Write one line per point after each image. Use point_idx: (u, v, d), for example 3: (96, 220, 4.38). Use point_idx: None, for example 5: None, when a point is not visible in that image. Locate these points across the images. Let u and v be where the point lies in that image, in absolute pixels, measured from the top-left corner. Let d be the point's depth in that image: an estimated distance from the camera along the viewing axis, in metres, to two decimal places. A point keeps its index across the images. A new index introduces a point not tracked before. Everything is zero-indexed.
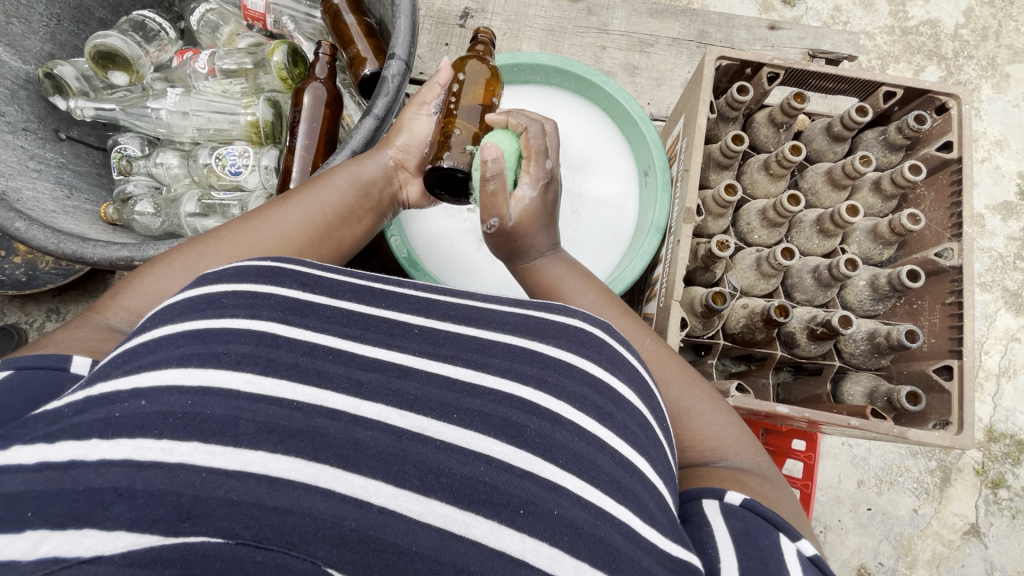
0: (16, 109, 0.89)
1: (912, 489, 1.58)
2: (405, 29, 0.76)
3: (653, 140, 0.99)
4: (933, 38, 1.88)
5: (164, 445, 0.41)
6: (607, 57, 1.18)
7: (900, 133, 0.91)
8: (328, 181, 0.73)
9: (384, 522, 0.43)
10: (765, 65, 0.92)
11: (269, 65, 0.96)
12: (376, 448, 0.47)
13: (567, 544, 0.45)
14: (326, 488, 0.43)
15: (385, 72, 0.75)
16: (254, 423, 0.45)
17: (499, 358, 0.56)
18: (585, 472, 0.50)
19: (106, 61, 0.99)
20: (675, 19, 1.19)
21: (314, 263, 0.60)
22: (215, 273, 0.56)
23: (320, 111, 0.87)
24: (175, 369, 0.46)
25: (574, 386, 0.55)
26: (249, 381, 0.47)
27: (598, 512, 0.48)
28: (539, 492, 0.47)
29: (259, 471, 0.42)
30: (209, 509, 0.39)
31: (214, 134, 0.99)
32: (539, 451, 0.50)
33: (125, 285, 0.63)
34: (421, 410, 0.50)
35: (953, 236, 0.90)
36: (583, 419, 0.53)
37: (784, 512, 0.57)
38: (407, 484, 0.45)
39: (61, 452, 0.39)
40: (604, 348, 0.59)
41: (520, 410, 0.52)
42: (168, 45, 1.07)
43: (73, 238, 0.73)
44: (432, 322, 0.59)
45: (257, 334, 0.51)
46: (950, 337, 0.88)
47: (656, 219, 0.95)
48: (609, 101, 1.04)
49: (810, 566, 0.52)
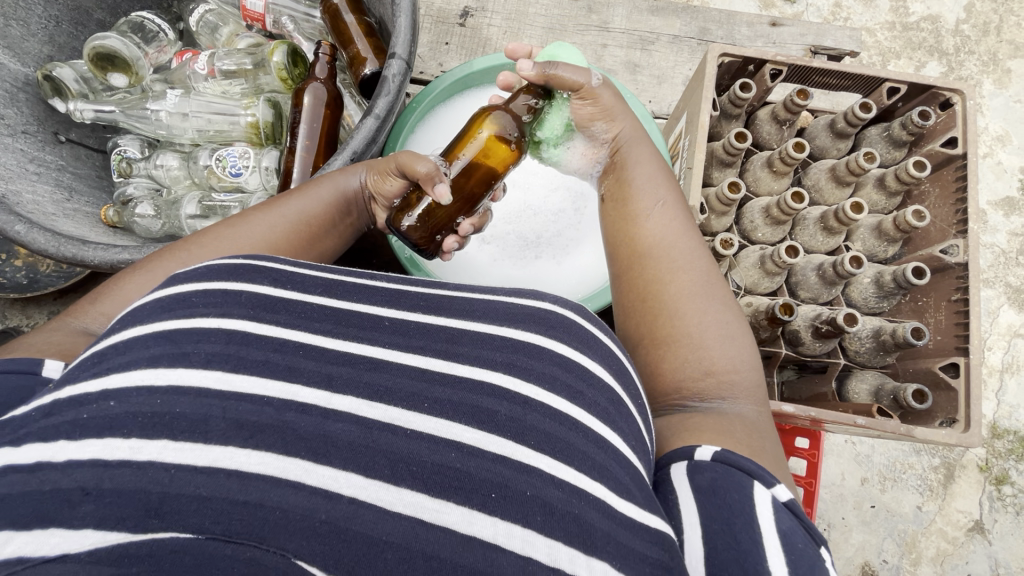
0: (15, 111, 0.89)
1: (915, 486, 1.57)
2: (406, 29, 0.76)
3: (656, 138, 0.99)
4: (934, 34, 1.87)
5: (132, 445, 0.41)
6: (608, 54, 1.18)
7: (904, 128, 0.91)
8: (308, 190, 0.73)
9: (354, 513, 0.42)
10: (767, 62, 0.92)
11: (269, 66, 0.95)
12: (346, 439, 0.46)
13: (540, 524, 0.44)
14: (297, 481, 0.42)
15: (385, 72, 0.75)
16: (224, 419, 0.44)
17: (467, 346, 0.57)
18: (558, 452, 0.49)
19: (106, 63, 0.98)
20: (676, 16, 1.18)
21: (283, 261, 0.61)
22: (185, 274, 0.57)
23: (320, 110, 0.87)
24: (144, 369, 0.46)
25: (544, 367, 0.55)
26: (218, 379, 0.47)
27: (572, 490, 0.47)
28: (512, 474, 0.47)
29: (228, 467, 0.41)
30: (177, 505, 0.38)
31: (215, 135, 0.98)
32: (510, 435, 0.49)
33: (105, 291, 0.63)
34: (390, 402, 0.50)
35: (959, 233, 0.90)
36: (554, 399, 0.52)
37: (762, 461, 0.55)
38: (377, 474, 0.44)
39: (28, 454, 0.40)
40: (573, 328, 0.59)
41: (490, 396, 0.52)
42: (167, 46, 1.06)
43: (73, 241, 0.73)
44: (403, 312, 0.59)
45: (226, 332, 0.51)
46: (957, 334, 0.87)
47: None
48: None
49: (782, 511, 0.50)
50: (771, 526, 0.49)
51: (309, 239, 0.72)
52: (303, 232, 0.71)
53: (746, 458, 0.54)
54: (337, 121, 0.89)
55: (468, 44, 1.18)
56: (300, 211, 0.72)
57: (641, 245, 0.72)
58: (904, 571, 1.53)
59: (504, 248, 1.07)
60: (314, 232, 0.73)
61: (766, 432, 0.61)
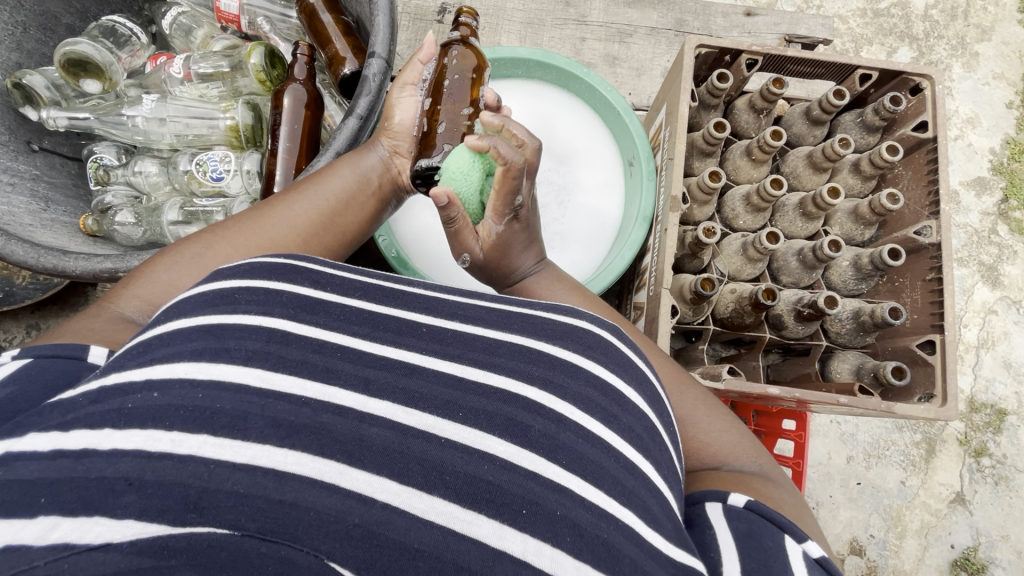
0: None
1: (899, 462, 1.62)
2: (384, 27, 0.75)
3: (636, 129, 1.00)
4: (903, 20, 1.91)
5: (174, 437, 0.44)
6: (587, 48, 1.18)
7: (876, 114, 0.93)
8: (327, 172, 0.73)
9: (387, 518, 0.44)
10: (743, 52, 0.93)
11: (246, 67, 0.94)
12: (382, 444, 0.49)
13: (569, 545, 0.47)
14: (331, 483, 0.45)
15: (365, 71, 0.75)
16: (262, 417, 0.47)
17: (506, 357, 0.59)
18: (590, 474, 0.52)
19: (78, 69, 0.96)
20: (652, 8, 1.19)
21: (322, 262, 0.63)
22: (228, 269, 0.59)
23: (300, 112, 0.86)
24: (187, 362, 0.49)
25: (580, 387, 0.57)
26: (259, 377, 0.50)
27: (601, 514, 0.50)
28: (542, 492, 0.49)
29: (266, 465, 0.44)
30: (214, 500, 0.40)
31: (194, 140, 0.97)
32: (544, 452, 0.52)
33: (137, 276, 0.64)
34: (426, 409, 0.53)
35: (931, 214, 0.92)
36: (589, 421, 0.55)
37: (784, 510, 0.60)
38: (411, 481, 0.47)
39: (76, 439, 0.42)
40: (609, 351, 0.61)
41: (525, 410, 0.54)
42: (139, 50, 1.04)
43: (53, 251, 0.72)
44: (441, 321, 0.61)
45: (267, 331, 0.54)
46: (931, 312, 0.90)
47: (642, 209, 0.96)
48: (590, 92, 1.04)
49: (816, 567, 0.54)
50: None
51: (328, 222, 0.71)
52: (321, 212, 0.71)
53: (774, 510, 0.58)
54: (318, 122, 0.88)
55: (447, 40, 1.18)
56: (321, 194, 0.71)
57: None
58: (890, 544, 1.58)
59: None
60: (332, 214, 0.72)
61: (782, 482, 0.66)
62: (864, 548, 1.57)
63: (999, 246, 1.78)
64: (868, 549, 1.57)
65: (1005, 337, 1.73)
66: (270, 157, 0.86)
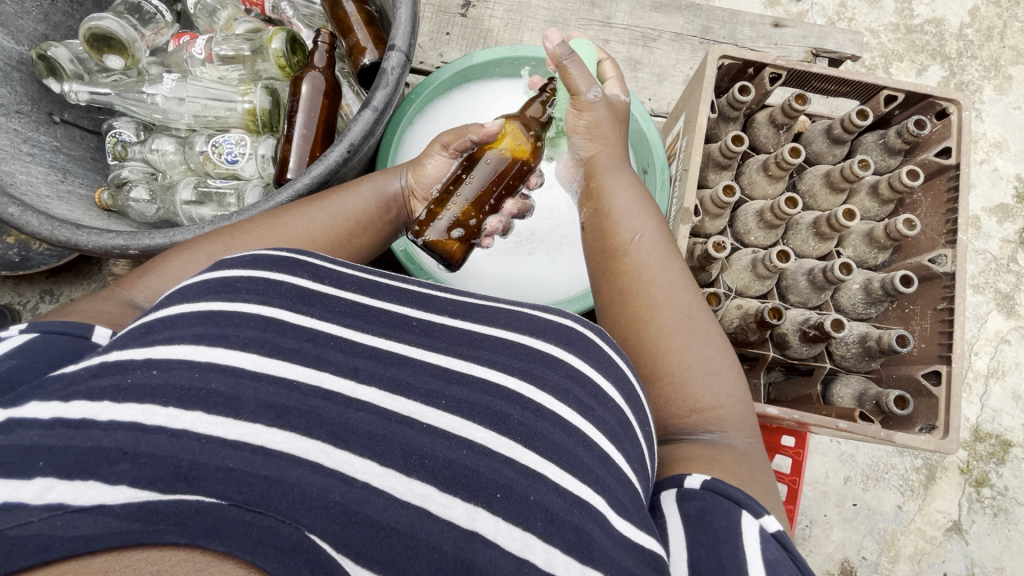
0: (8, 90, 0.88)
1: (897, 486, 1.60)
2: (405, 21, 0.75)
3: (653, 138, 0.99)
4: (937, 38, 1.87)
5: (169, 412, 0.45)
6: (609, 50, 1.17)
7: (899, 137, 0.91)
8: (352, 189, 0.75)
9: (366, 497, 0.45)
10: (767, 65, 0.91)
11: (267, 53, 0.94)
12: (366, 428, 0.50)
13: (540, 530, 0.48)
14: (316, 462, 0.46)
15: (383, 64, 0.75)
16: (255, 399, 0.48)
17: (489, 351, 0.60)
18: (564, 461, 0.52)
19: (101, 44, 0.96)
20: (679, 13, 1.18)
21: (325, 257, 0.65)
22: (233, 259, 0.60)
23: (317, 101, 0.86)
24: (187, 344, 0.50)
25: (557, 378, 0.58)
26: (253, 361, 0.51)
27: (574, 501, 0.50)
28: (517, 478, 0.50)
29: (255, 442, 0.45)
30: (204, 472, 0.42)
31: (211, 121, 0.97)
32: (520, 439, 0.53)
33: (154, 267, 0.66)
34: (411, 396, 0.54)
35: (948, 243, 0.91)
36: (567, 411, 0.56)
37: (749, 491, 0.59)
38: (392, 464, 0.48)
39: (76, 409, 0.43)
40: (588, 345, 0.62)
41: (505, 399, 0.55)
42: (164, 28, 1.05)
43: (68, 225, 0.72)
44: (431, 315, 0.63)
45: (265, 320, 0.55)
46: (940, 342, 0.89)
47: None
48: None
49: (770, 541, 0.53)
50: (757, 557, 0.52)
51: (347, 237, 0.73)
52: (347, 232, 0.73)
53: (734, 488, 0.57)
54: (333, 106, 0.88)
55: (470, 35, 1.17)
56: (343, 212, 0.73)
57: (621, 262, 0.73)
58: (883, 568, 1.57)
59: (497, 244, 1.08)
60: (351, 230, 0.73)
61: (759, 463, 0.65)
62: (855, 569, 1.56)
63: (1017, 275, 1.75)
64: (859, 570, 1.56)
65: (1016, 367, 1.70)
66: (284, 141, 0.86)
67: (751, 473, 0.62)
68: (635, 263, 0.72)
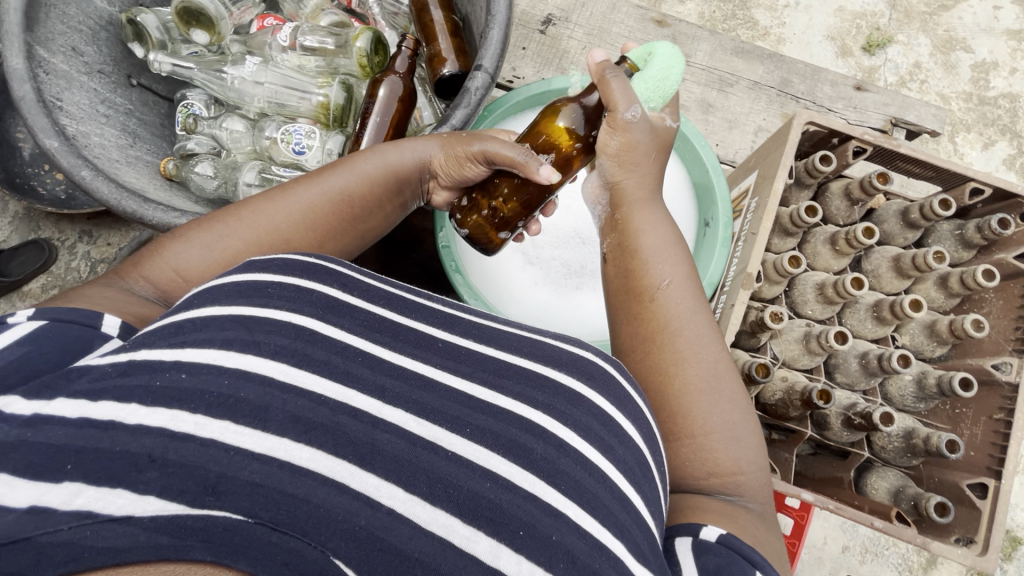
0: (94, 50, 0.89)
1: (895, 564, 1.56)
2: (497, 41, 0.75)
3: (721, 191, 0.97)
4: (1009, 113, 2.03)
5: (197, 420, 0.45)
6: (682, 89, 1.15)
7: (979, 232, 0.89)
8: (355, 164, 0.73)
9: (391, 523, 0.45)
10: (853, 138, 0.89)
11: (351, 50, 0.94)
12: (393, 452, 0.50)
13: (561, 571, 0.46)
14: (342, 482, 0.46)
15: (468, 83, 0.75)
16: (283, 411, 0.48)
17: (512, 381, 0.60)
18: (585, 501, 0.51)
19: (190, 18, 0.95)
20: (760, 61, 1.15)
21: (352, 266, 0.65)
22: (261, 262, 0.60)
23: (392, 105, 0.86)
24: (217, 349, 0.50)
25: (579, 415, 0.58)
26: (283, 371, 0.51)
27: (595, 543, 0.49)
28: (540, 516, 0.49)
29: (282, 457, 0.45)
30: (232, 486, 0.42)
31: (281, 108, 0.98)
32: (543, 474, 0.52)
33: (150, 254, 0.64)
34: (436, 421, 0.54)
35: (1016, 353, 0.89)
36: (588, 446, 0.55)
37: (765, 552, 0.58)
38: (417, 490, 0.48)
39: (103, 410, 0.43)
40: (610, 382, 0.62)
41: (529, 433, 0.55)
42: (250, 8, 1.05)
43: (136, 198, 0.73)
44: (456, 336, 0.64)
45: (295, 329, 0.55)
46: (990, 453, 0.87)
47: (709, 275, 0.94)
48: (682, 142, 1.01)
49: None
50: None
51: (350, 217, 0.72)
52: (342, 209, 0.72)
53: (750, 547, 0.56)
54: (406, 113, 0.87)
55: (545, 52, 1.16)
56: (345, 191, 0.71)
57: (643, 309, 0.71)
58: None
59: (546, 272, 1.07)
60: (354, 213, 0.73)
61: (771, 525, 0.64)
62: None
63: None
64: None
65: None
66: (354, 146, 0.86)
67: (762, 535, 0.60)
68: (660, 308, 0.70)
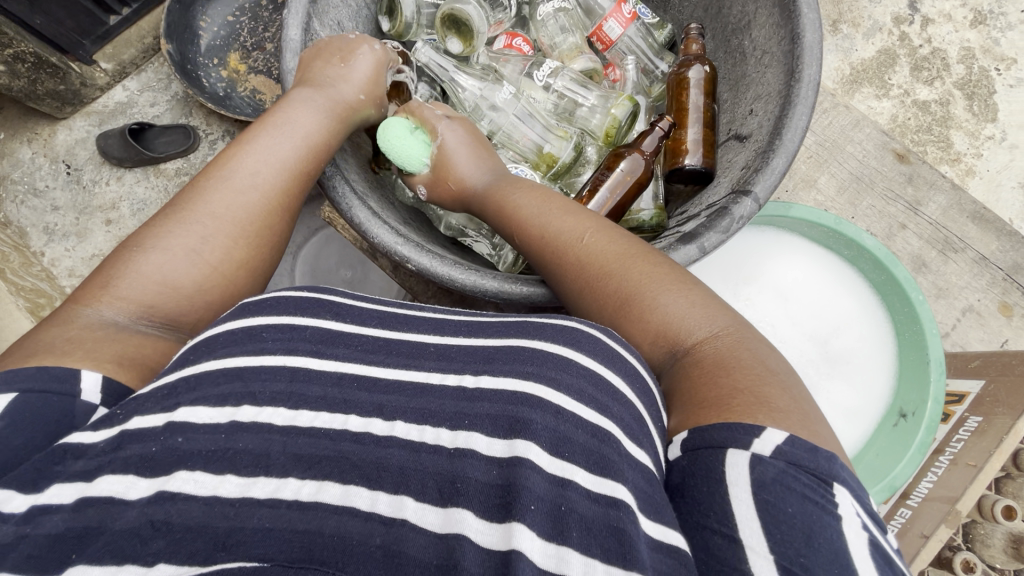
0: (352, 26, 0.87)
1: None
2: (777, 173, 0.64)
3: (935, 389, 0.92)
4: None
5: (197, 479, 0.44)
6: (901, 236, 1.29)
7: None
8: (282, 118, 0.70)
9: (405, 535, 0.41)
10: None
11: (607, 115, 0.86)
12: (398, 464, 0.46)
13: (574, 541, 0.41)
14: (356, 508, 0.42)
15: (732, 206, 0.64)
16: (284, 454, 0.46)
17: (498, 363, 0.54)
18: (594, 464, 0.45)
19: (453, 26, 0.90)
20: (996, 235, 1.30)
21: (345, 295, 0.63)
22: (256, 304, 0.58)
23: (626, 184, 0.77)
24: (212, 408, 0.48)
25: (568, 379, 0.50)
26: (285, 418, 0.48)
27: (610, 501, 0.43)
28: (547, 488, 0.43)
29: (290, 498, 0.43)
30: (242, 538, 0.40)
31: (504, 139, 0.89)
32: (546, 446, 0.45)
33: (119, 272, 0.61)
34: (436, 423, 0.49)
35: None
36: (584, 408, 0.48)
37: (744, 398, 0.49)
38: (427, 498, 0.44)
39: (100, 489, 0.44)
40: (597, 343, 0.54)
41: (523, 404, 0.48)
42: (502, 22, 0.98)
43: (366, 207, 0.69)
44: (447, 338, 0.59)
45: (290, 371, 0.52)
46: None
47: (895, 479, 0.92)
48: (906, 319, 0.98)
49: (790, 471, 0.43)
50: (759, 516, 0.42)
51: (315, 160, 0.70)
52: (303, 171, 0.69)
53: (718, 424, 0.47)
54: (490, 154, 0.78)
55: None
56: (293, 135, 0.69)
57: (545, 256, 0.66)
58: None
59: None
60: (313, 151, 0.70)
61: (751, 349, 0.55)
62: None
63: None
64: None
65: None
66: (427, 127, 0.76)
67: (765, 389, 0.50)
68: (539, 232, 0.67)
